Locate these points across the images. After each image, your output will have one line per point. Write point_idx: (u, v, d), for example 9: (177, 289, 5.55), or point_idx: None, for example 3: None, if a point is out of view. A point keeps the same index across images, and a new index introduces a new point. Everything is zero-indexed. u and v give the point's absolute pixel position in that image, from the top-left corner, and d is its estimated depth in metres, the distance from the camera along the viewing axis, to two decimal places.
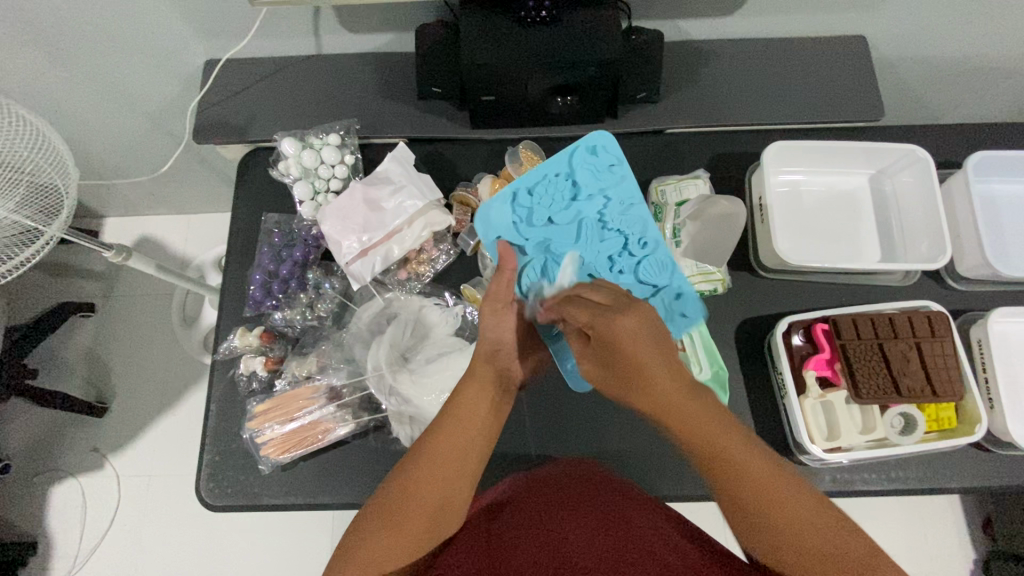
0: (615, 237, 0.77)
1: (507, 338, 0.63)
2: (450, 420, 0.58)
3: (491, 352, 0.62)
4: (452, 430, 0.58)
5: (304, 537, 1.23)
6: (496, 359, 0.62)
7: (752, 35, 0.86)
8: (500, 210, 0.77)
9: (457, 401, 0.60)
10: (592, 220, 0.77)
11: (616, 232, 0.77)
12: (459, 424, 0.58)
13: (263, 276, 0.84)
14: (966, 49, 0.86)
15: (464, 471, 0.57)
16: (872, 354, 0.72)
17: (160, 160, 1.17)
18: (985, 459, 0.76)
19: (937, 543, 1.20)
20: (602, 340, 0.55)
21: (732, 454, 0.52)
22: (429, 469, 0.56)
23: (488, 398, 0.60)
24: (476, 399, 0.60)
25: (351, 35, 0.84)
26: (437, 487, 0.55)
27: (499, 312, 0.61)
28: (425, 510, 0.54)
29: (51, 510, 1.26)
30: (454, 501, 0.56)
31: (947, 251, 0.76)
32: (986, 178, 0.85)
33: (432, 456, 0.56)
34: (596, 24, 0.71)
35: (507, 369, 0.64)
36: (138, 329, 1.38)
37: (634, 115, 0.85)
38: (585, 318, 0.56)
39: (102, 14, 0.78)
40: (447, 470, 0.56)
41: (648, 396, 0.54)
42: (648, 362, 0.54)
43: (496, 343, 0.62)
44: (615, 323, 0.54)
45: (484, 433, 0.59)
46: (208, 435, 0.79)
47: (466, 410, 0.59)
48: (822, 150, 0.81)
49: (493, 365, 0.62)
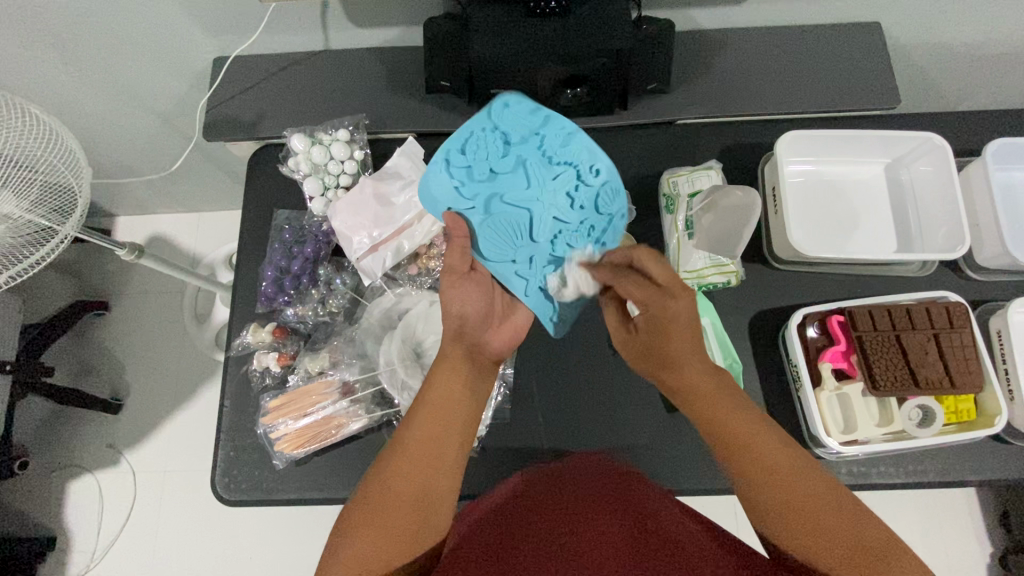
0: (565, 170, 0.68)
1: (470, 310, 0.64)
2: (423, 408, 0.60)
3: (455, 330, 0.64)
4: (424, 417, 0.59)
5: (317, 533, 1.24)
6: (465, 334, 0.64)
7: (762, 24, 0.85)
8: (439, 181, 0.68)
9: (431, 392, 0.61)
10: (537, 163, 0.67)
11: (565, 164, 0.68)
12: (438, 411, 0.60)
13: (275, 272, 0.83)
14: (984, 35, 0.85)
15: (441, 459, 0.58)
16: (889, 346, 0.71)
17: (171, 159, 1.17)
18: (1007, 451, 0.75)
19: (952, 536, 1.18)
20: (649, 320, 0.61)
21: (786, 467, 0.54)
22: (408, 460, 0.57)
23: (459, 385, 0.61)
24: (450, 382, 0.61)
25: (358, 29, 0.84)
26: (416, 475, 0.56)
27: (455, 283, 0.65)
28: (405, 499, 0.55)
29: (69, 504, 1.28)
30: (434, 490, 0.56)
31: (965, 241, 0.74)
32: (1006, 166, 0.83)
33: (409, 446, 0.58)
34: (607, 15, 0.71)
35: (479, 343, 0.65)
36: (152, 326, 1.39)
37: (644, 106, 0.84)
38: (641, 295, 0.61)
39: (113, 14, 0.78)
40: (426, 458, 0.57)
41: (677, 374, 0.60)
42: (684, 348, 0.60)
43: (460, 317, 0.64)
44: (666, 308, 0.59)
45: (460, 419, 0.60)
46: (223, 431, 0.79)
47: (438, 396, 0.60)
48: (835, 139, 0.80)
49: (462, 343, 0.64)
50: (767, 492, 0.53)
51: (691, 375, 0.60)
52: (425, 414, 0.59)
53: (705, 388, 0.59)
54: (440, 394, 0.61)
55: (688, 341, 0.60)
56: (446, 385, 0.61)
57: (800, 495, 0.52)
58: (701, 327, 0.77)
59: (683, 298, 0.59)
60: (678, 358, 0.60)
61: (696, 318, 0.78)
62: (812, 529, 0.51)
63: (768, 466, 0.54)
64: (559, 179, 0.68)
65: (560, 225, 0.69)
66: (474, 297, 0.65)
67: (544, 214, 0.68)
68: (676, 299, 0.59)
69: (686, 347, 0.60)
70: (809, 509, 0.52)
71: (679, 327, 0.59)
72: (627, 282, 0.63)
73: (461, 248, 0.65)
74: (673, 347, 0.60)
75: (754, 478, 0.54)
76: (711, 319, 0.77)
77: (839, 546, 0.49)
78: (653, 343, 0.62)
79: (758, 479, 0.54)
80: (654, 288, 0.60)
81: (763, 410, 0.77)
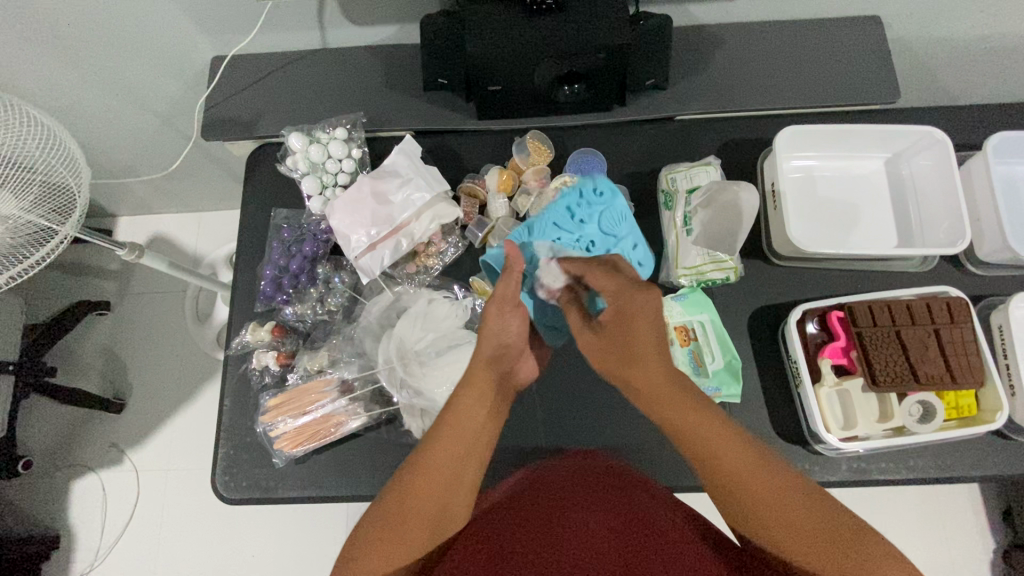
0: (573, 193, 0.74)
1: (513, 339, 0.64)
2: (443, 430, 0.58)
3: (496, 355, 0.63)
4: (445, 441, 0.57)
5: (319, 531, 1.24)
6: (501, 362, 0.64)
7: (762, 18, 0.85)
8: None
9: (452, 415, 0.59)
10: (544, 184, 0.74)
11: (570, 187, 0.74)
12: (457, 432, 0.58)
13: (274, 271, 0.84)
14: (986, 28, 0.84)
15: (461, 479, 0.57)
16: (889, 341, 0.71)
17: (171, 159, 1.17)
18: (1008, 446, 0.75)
19: (954, 532, 1.18)
20: (616, 313, 0.59)
21: (754, 470, 0.53)
22: (424, 479, 0.56)
23: (483, 408, 0.60)
24: (473, 405, 0.60)
25: (356, 28, 0.84)
26: (434, 501, 0.55)
27: (503, 310, 0.63)
28: (422, 522, 0.55)
29: (73, 503, 1.28)
30: (451, 512, 0.56)
31: (965, 236, 0.74)
32: (1008, 160, 0.82)
33: (429, 465, 0.56)
34: (602, 11, 0.70)
35: (508, 372, 0.65)
36: (153, 325, 1.39)
37: (643, 102, 0.84)
38: (613, 291, 0.61)
39: (110, 14, 0.78)
40: (445, 480, 0.56)
41: (638, 371, 0.57)
42: (649, 336, 0.57)
43: (501, 344, 0.63)
44: (631, 298, 0.59)
45: (479, 442, 0.59)
46: (223, 429, 0.80)
47: (460, 421, 0.59)
48: (835, 133, 0.79)
49: (497, 368, 0.63)
50: (744, 495, 0.52)
51: (654, 374, 0.56)
52: (445, 435, 0.58)
53: (664, 387, 0.56)
54: (461, 416, 0.59)
55: (652, 331, 0.57)
56: (467, 415, 0.59)
57: (760, 488, 0.52)
58: (700, 323, 0.77)
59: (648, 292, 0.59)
60: (641, 349, 0.57)
61: (695, 315, 0.78)
62: (777, 528, 0.51)
63: (726, 465, 0.53)
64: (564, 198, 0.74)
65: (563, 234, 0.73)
66: (518, 323, 0.64)
67: (547, 222, 0.73)
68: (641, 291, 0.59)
69: (649, 336, 0.57)
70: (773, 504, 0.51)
71: (644, 317, 0.58)
72: (596, 277, 0.63)
73: (517, 276, 0.63)
74: (638, 337, 0.57)
75: (715, 478, 0.54)
76: (710, 315, 0.77)
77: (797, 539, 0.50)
78: (614, 335, 0.59)
79: (719, 483, 0.53)
80: (625, 284, 0.60)
81: (762, 406, 0.77)
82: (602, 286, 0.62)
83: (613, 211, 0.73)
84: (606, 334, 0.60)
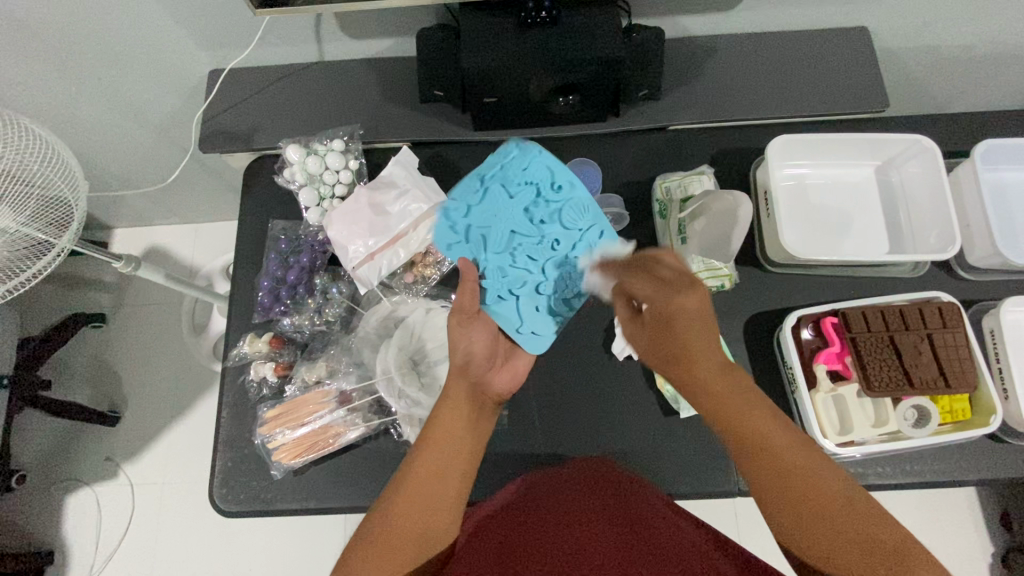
0: (527, 190, 0.69)
1: (476, 348, 0.63)
2: (426, 444, 0.59)
3: (463, 366, 0.62)
4: (426, 456, 0.58)
5: (318, 543, 1.24)
6: (469, 374, 0.62)
7: (752, 30, 0.86)
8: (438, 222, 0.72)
9: (432, 428, 0.60)
10: (500, 187, 0.70)
11: (524, 184, 0.70)
12: (438, 442, 0.58)
13: (272, 282, 0.84)
14: (970, 38, 0.86)
15: (449, 490, 0.56)
16: (882, 346, 0.72)
17: (168, 171, 1.18)
18: (1003, 450, 0.75)
19: (954, 537, 1.18)
20: (655, 313, 0.55)
21: (810, 469, 0.48)
22: (412, 487, 0.55)
23: (461, 420, 0.60)
24: (451, 418, 0.60)
25: (352, 41, 0.85)
26: (419, 513, 0.54)
27: (465, 321, 0.63)
28: (413, 527, 0.54)
29: (67, 517, 1.27)
30: (442, 520, 0.55)
31: (956, 241, 0.75)
32: (995, 166, 0.84)
33: (416, 475, 0.56)
34: (596, 26, 0.72)
35: (482, 382, 0.63)
36: (149, 337, 1.39)
37: (636, 112, 0.85)
38: (648, 290, 0.56)
39: (109, 28, 0.79)
40: (431, 489, 0.56)
41: (694, 371, 0.54)
42: (697, 342, 0.54)
43: (466, 354, 0.62)
44: (671, 301, 0.54)
45: (462, 452, 0.59)
46: (221, 442, 0.79)
47: (441, 434, 0.59)
48: (826, 142, 0.80)
49: (466, 379, 0.62)
50: (797, 500, 0.47)
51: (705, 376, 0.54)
52: (426, 448, 0.58)
53: (715, 383, 0.53)
54: (439, 429, 0.59)
55: (696, 331, 0.54)
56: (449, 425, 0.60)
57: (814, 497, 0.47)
58: None
59: (692, 288, 0.54)
60: (695, 350, 0.54)
61: None
62: (825, 537, 0.46)
63: (776, 461, 0.49)
64: (519, 198, 0.70)
65: (522, 239, 0.69)
66: (481, 331, 0.64)
67: (503, 228, 0.69)
68: (681, 292, 0.54)
69: (696, 339, 0.54)
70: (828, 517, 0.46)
71: (689, 318, 0.54)
72: (632, 280, 0.59)
73: (475, 286, 0.62)
74: (691, 340, 0.54)
75: (758, 466, 0.50)
76: None
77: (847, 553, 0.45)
78: (662, 338, 0.55)
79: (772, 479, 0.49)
80: (663, 282, 0.56)
81: None
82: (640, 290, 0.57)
83: (576, 203, 0.69)
84: (652, 331, 0.56)
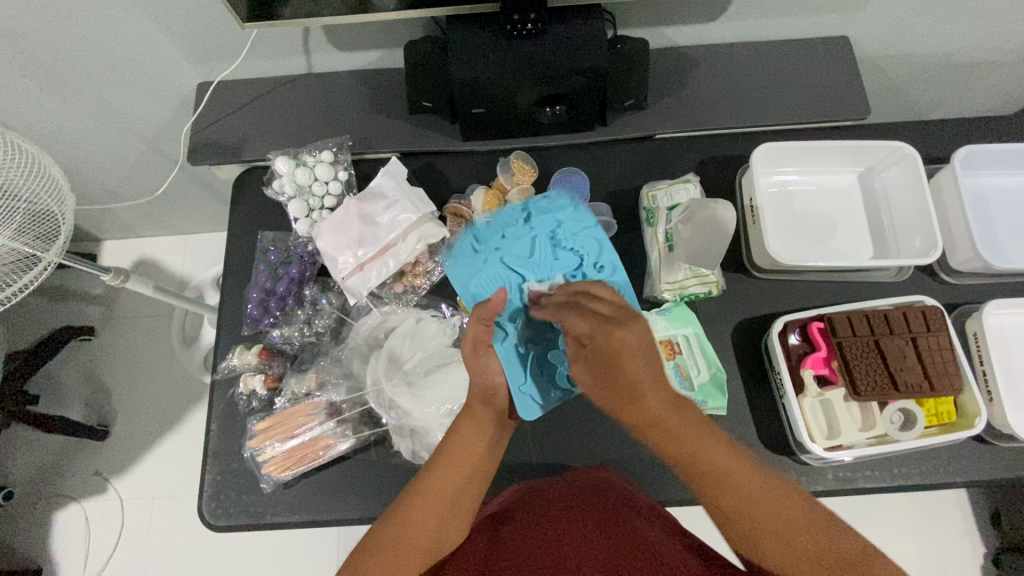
0: (570, 257, 0.68)
1: (498, 381, 0.63)
2: (447, 454, 0.60)
3: (486, 394, 0.63)
4: (447, 467, 0.60)
5: (310, 555, 1.23)
6: (494, 403, 0.64)
7: (735, 39, 0.88)
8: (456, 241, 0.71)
9: (455, 440, 0.61)
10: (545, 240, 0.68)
11: (569, 250, 0.68)
12: (460, 454, 0.61)
13: (261, 294, 0.83)
14: (949, 46, 0.88)
15: (460, 501, 0.59)
16: (869, 351, 0.72)
17: (158, 183, 1.17)
18: (988, 452, 0.76)
19: (946, 539, 1.19)
20: (595, 350, 0.56)
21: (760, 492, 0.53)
22: (429, 496, 0.58)
23: (484, 439, 0.62)
24: (475, 435, 0.62)
25: (340, 52, 0.85)
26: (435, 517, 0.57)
27: (478, 354, 0.61)
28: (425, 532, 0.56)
29: (55, 533, 1.26)
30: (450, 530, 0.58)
31: (939, 247, 0.75)
32: (975, 171, 0.85)
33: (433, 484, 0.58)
34: (581, 37, 0.72)
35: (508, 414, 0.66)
36: (139, 349, 1.38)
37: (622, 121, 0.86)
38: (585, 327, 0.56)
39: (98, 42, 0.79)
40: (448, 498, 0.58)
41: (642, 409, 0.55)
42: (640, 376, 0.55)
43: (494, 386, 0.63)
44: (614, 337, 0.55)
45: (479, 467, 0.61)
46: (210, 455, 0.79)
47: (459, 451, 0.61)
48: (809, 150, 0.81)
49: (493, 408, 0.64)
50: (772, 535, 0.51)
51: (654, 410, 0.55)
52: (448, 458, 0.60)
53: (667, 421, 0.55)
54: (461, 442, 0.61)
55: (646, 368, 0.55)
56: (465, 441, 0.61)
57: (755, 499, 0.53)
58: (684, 337, 0.77)
59: (629, 325, 0.56)
60: (638, 391, 0.55)
61: (679, 329, 0.77)
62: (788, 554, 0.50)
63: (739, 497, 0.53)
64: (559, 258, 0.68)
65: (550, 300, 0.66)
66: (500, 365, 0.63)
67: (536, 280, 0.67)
68: (622, 328, 0.56)
69: (641, 373, 0.55)
70: (752, 519, 0.52)
71: (628, 353, 0.55)
72: (570, 319, 0.57)
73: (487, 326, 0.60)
74: (632, 377, 0.55)
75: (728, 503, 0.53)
76: (695, 328, 0.77)
77: (760, 536, 0.52)
78: (605, 375, 0.56)
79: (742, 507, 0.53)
80: (597, 318, 0.57)
81: (749, 418, 0.78)
82: (580, 326, 0.56)
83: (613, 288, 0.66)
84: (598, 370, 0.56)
